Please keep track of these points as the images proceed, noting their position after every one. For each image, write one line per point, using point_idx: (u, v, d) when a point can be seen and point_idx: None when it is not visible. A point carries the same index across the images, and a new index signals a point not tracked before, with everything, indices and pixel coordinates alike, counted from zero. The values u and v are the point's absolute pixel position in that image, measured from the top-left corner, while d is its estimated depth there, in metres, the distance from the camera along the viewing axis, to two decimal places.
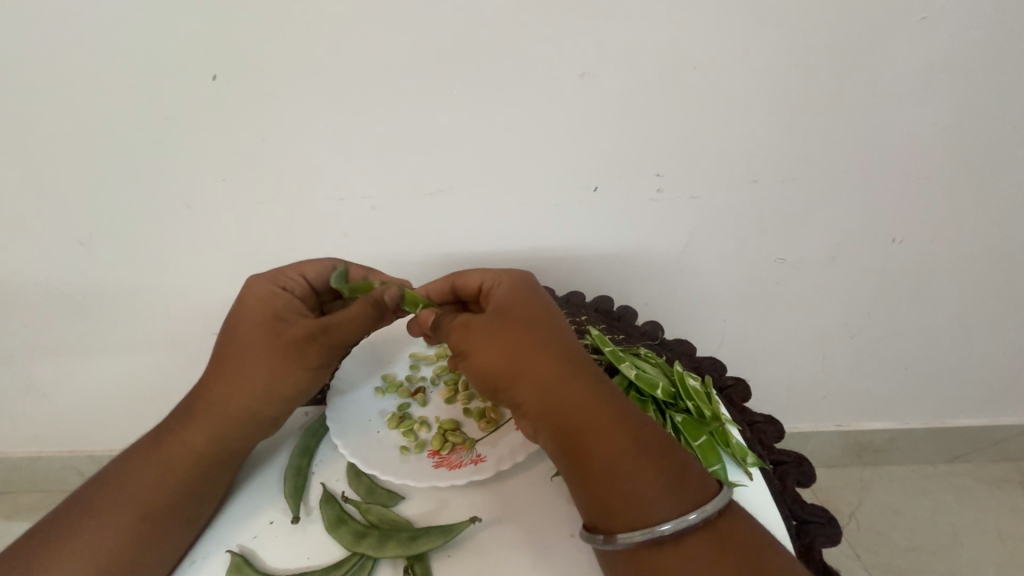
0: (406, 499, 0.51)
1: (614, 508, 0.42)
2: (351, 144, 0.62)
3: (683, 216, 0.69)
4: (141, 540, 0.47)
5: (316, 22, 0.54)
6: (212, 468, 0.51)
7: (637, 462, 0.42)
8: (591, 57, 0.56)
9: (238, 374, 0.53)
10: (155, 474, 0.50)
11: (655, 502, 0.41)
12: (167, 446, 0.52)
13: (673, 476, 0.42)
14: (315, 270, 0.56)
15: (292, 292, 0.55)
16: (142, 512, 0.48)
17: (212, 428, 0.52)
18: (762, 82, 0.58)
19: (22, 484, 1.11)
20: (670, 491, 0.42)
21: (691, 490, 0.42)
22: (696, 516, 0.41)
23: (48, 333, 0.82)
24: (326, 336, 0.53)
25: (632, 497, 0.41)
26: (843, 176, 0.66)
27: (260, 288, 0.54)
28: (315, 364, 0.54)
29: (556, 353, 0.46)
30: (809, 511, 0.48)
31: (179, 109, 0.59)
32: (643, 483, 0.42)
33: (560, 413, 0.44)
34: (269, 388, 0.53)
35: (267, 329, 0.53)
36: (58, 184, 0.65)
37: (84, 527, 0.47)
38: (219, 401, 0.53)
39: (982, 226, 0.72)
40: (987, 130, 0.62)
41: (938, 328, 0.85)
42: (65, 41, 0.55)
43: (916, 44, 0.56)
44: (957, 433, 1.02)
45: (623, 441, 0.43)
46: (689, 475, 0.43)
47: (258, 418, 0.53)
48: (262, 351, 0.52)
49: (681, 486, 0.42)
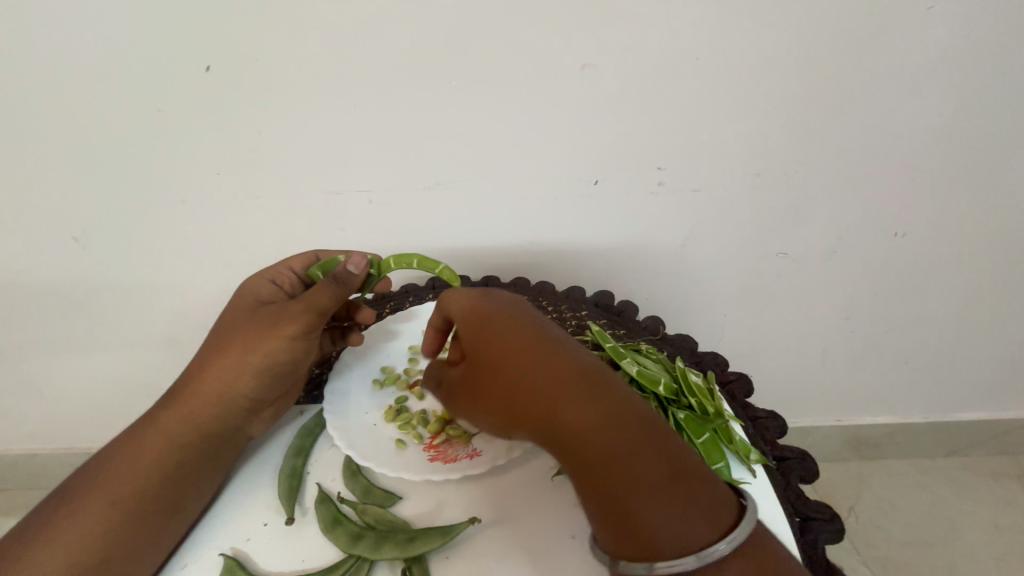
0: (404, 498, 0.50)
1: (623, 536, 0.38)
2: (346, 137, 0.61)
3: (684, 210, 0.68)
4: (113, 528, 0.46)
5: (310, 12, 0.52)
6: (189, 454, 0.51)
7: (659, 493, 0.37)
8: (591, 47, 0.55)
9: (219, 354, 0.53)
10: (131, 460, 0.50)
11: (671, 534, 0.37)
12: (145, 431, 0.51)
13: (696, 504, 0.38)
14: (301, 262, 0.58)
15: (282, 285, 0.57)
16: (115, 498, 0.47)
17: (191, 411, 0.52)
18: (765, 73, 0.57)
19: (15, 481, 1.09)
20: (690, 520, 0.37)
21: (717, 518, 0.38)
22: (723, 547, 0.36)
23: (38, 329, 0.81)
24: (300, 305, 0.51)
25: (645, 527, 0.37)
26: (846, 169, 0.65)
27: (255, 282, 0.56)
28: (293, 335, 0.52)
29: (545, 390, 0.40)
30: (813, 508, 0.48)
31: (169, 101, 0.58)
32: (658, 516, 0.37)
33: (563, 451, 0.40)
34: (245, 361, 0.52)
35: (256, 312, 0.54)
36: (46, 177, 0.63)
37: (57, 514, 0.47)
38: (200, 381, 0.53)
39: (983, 220, 0.71)
40: (991, 124, 0.62)
41: (937, 322, 0.84)
42: (48, 30, 0.53)
43: (922, 35, 0.55)
44: (955, 428, 1.02)
45: (639, 466, 0.38)
46: (714, 502, 0.38)
47: (233, 398, 0.52)
48: (243, 330, 0.53)
49: (707, 511, 0.38)
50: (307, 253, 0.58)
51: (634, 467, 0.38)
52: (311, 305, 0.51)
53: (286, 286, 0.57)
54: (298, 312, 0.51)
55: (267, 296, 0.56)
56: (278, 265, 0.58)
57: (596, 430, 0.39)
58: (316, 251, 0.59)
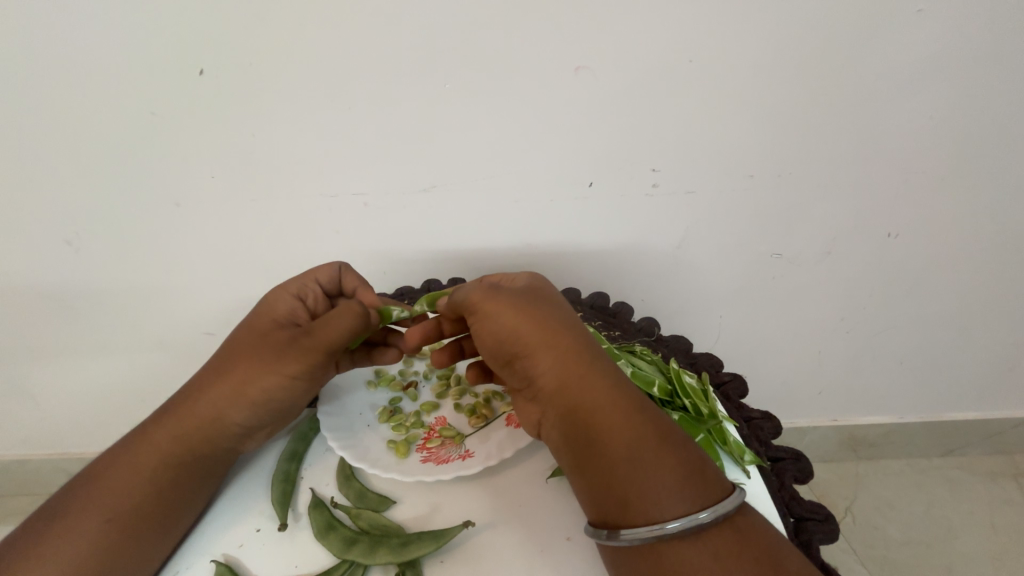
0: (398, 503, 0.49)
1: (621, 490, 0.41)
2: (343, 142, 0.61)
3: (679, 212, 0.68)
4: (108, 545, 0.46)
5: (306, 17, 0.52)
6: (181, 471, 0.50)
7: (662, 455, 0.41)
8: (586, 51, 0.55)
9: (218, 376, 0.52)
10: (123, 473, 0.49)
11: (667, 496, 0.40)
12: (138, 445, 0.51)
13: (695, 472, 0.41)
14: (328, 275, 0.57)
15: (305, 298, 0.56)
16: (109, 515, 0.47)
17: (181, 431, 0.51)
18: (758, 76, 0.57)
19: (11, 488, 1.08)
20: (687, 486, 0.41)
21: (708, 489, 0.41)
22: (706, 514, 0.39)
23: (34, 334, 0.80)
24: (307, 341, 0.49)
25: (641, 489, 0.40)
26: (839, 171, 0.65)
27: (279, 294, 0.56)
28: (292, 373, 0.50)
29: (582, 335, 0.47)
30: (807, 508, 0.48)
31: (164, 105, 0.58)
32: (658, 476, 0.41)
33: (580, 391, 0.44)
34: (240, 391, 0.51)
35: (269, 333, 0.53)
36: (42, 183, 0.63)
37: (51, 530, 0.46)
38: (193, 402, 0.52)
39: (975, 221, 0.71)
40: (983, 126, 0.62)
41: (931, 323, 0.85)
42: (44, 36, 0.53)
43: (912, 38, 0.55)
44: (952, 427, 1.02)
45: (636, 428, 0.42)
46: (707, 474, 0.42)
47: (225, 425, 0.51)
48: (253, 352, 0.52)
49: (692, 482, 0.41)
50: (336, 266, 0.58)
51: (632, 428, 0.42)
52: (316, 345, 0.49)
53: (307, 300, 0.56)
54: (304, 349, 0.50)
55: (284, 313, 0.55)
56: (305, 277, 0.57)
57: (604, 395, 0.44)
58: (340, 266, 0.58)
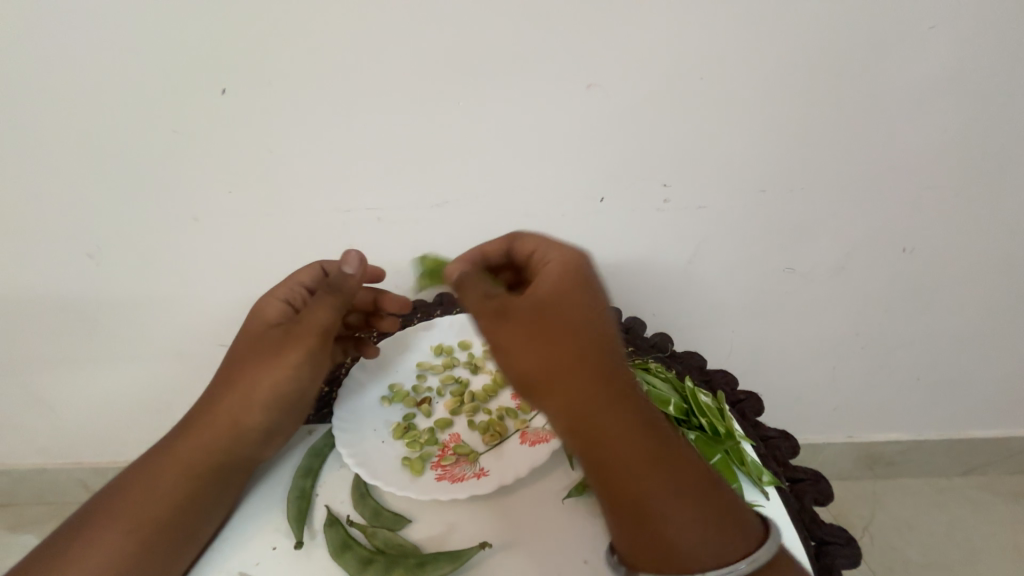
0: (413, 521, 0.49)
1: (638, 538, 0.40)
2: (357, 157, 0.62)
3: (691, 227, 0.68)
4: (128, 557, 0.46)
5: (325, 38, 0.54)
6: (202, 483, 0.50)
7: (689, 511, 0.40)
8: (597, 69, 0.56)
9: (232, 384, 0.54)
10: (145, 486, 0.50)
11: (691, 550, 0.39)
12: (160, 459, 0.51)
13: (722, 526, 0.40)
14: (308, 275, 0.59)
15: (294, 304, 0.57)
16: (129, 527, 0.47)
17: (202, 442, 0.52)
18: (768, 93, 0.58)
19: (22, 497, 1.09)
20: (714, 541, 0.40)
21: (739, 542, 0.40)
22: (743, 566, 0.39)
23: (51, 344, 0.81)
24: (305, 329, 0.54)
25: (665, 541, 0.39)
26: (851, 185, 0.65)
27: (268, 300, 0.57)
28: (299, 364, 0.54)
29: (607, 374, 0.41)
30: (828, 531, 0.47)
31: (185, 122, 0.59)
32: (682, 530, 0.39)
33: (599, 442, 0.40)
34: (253, 392, 0.53)
35: (266, 336, 0.55)
36: (65, 196, 0.65)
37: (73, 542, 0.47)
38: (212, 413, 0.53)
39: (991, 235, 0.71)
40: (996, 140, 0.62)
41: (949, 339, 0.83)
42: (75, 55, 0.55)
43: (921, 55, 0.56)
44: (971, 445, 1.00)
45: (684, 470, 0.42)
46: (738, 524, 0.41)
47: (244, 430, 0.53)
48: (256, 357, 0.54)
49: (722, 538, 0.40)
50: (312, 266, 0.59)
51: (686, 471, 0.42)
52: (312, 326, 0.54)
53: (296, 304, 0.57)
54: (302, 336, 0.54)
55: (275, 318, 0.56)
56: (288, 282, 0.58)
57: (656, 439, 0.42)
58: (322, 265, 0.60)
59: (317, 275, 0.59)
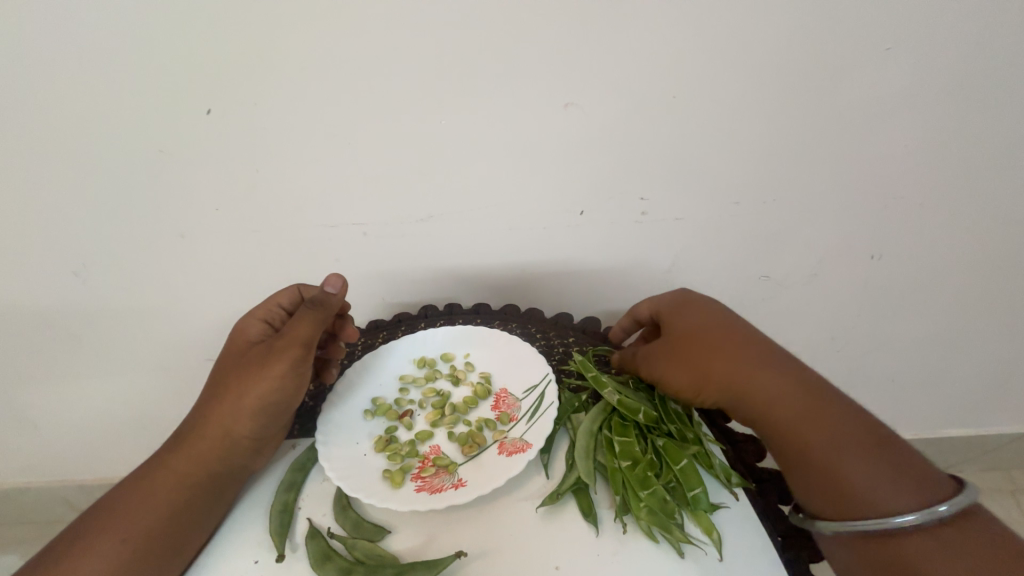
0: (393, 532, 0.50)
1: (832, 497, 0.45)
2: (341, 174, 0.63)
3: (668, 238, 0.70)
4: (122, 566, 0.47)
5: (307, 60, 0.55)
6: (195, 492, 0.52)
7: (872, 462, 0.45)
8: (573, 89, 0.58)
9: (218, 397, 0.55)
10: (141, 497, 0.51)
11: (880, 494, 0.44)
12: (156, 471, 0.53)
13: (909, 474, 0.44)
14: (285, 296, 0.61)
15: (273, 322, 0.60)
16: (124, 535, 0.48)
17: (196, 453, 0.53)
18: (737, 109, 0.60)
19: (8, 516, 1.08)
20: (905, 487, 0.44)
21: (929, 486, 0.44)
22: (943, 507, 0.42)
23: (37, 362, 0.81)
24: (285, 340, 0.54)
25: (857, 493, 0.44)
26: (821, 196, 0.67)
27: (247, 320, 0.60)
28: (283, 372, 0.54)
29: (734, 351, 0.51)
30: (790, 525, 0.50)
31: (171, 142, 0.60)
32: (867, 480, 0.44)
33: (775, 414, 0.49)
34: (238, 402, 0.54)
35: (247, 353, 0.57)
36: (51, 216, 0.65)
37: (67, 555, 0.47)
38: (203, 425, 0.54)
39: (957, 242, 0.73)
40: (957, 152, 0.64)
41: (921, 341, 0.86)
42: (59, 79, 0.56)
43: (883, 73, 0.58)
44: (946, 443, 1.03)
45: (865, 426, 0.47)
46: (924, 475, 0.45)
47: (235, 441, 0.54)
48: (238, 371, 0.55)
49: (906, 483, 0.44)
50: (291, 288, 0.61)
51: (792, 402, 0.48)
52: (294, 338, 0.54)
53: (277, 323, 0.60)
54: (282, 348, 0.54)
55: (256, 336, 0.59)
56: (266, 304, 0.60)
57: (774, 406, 0.49)
58: (299, 287, 0.62)
59: (294, 297, 0.61)
